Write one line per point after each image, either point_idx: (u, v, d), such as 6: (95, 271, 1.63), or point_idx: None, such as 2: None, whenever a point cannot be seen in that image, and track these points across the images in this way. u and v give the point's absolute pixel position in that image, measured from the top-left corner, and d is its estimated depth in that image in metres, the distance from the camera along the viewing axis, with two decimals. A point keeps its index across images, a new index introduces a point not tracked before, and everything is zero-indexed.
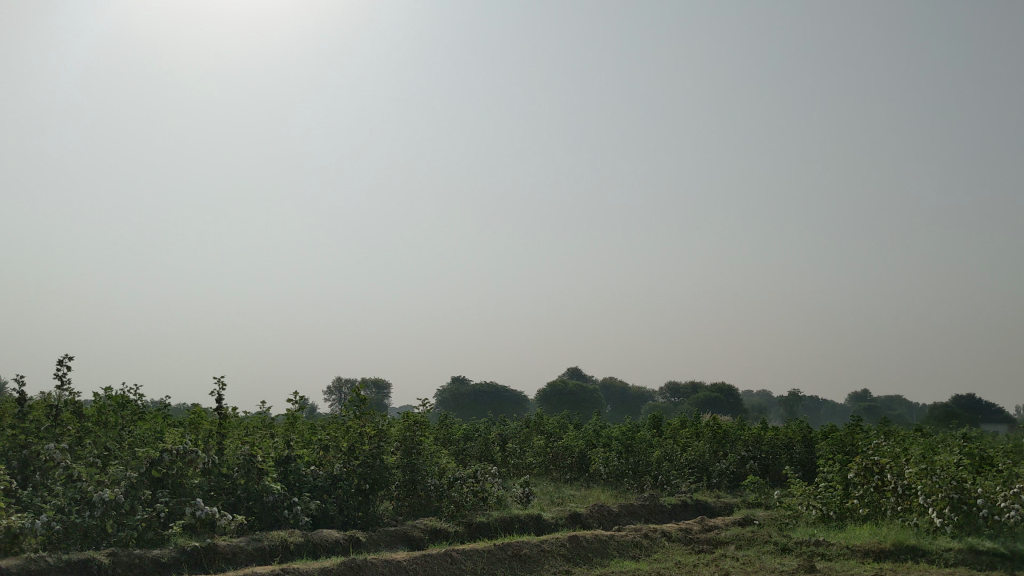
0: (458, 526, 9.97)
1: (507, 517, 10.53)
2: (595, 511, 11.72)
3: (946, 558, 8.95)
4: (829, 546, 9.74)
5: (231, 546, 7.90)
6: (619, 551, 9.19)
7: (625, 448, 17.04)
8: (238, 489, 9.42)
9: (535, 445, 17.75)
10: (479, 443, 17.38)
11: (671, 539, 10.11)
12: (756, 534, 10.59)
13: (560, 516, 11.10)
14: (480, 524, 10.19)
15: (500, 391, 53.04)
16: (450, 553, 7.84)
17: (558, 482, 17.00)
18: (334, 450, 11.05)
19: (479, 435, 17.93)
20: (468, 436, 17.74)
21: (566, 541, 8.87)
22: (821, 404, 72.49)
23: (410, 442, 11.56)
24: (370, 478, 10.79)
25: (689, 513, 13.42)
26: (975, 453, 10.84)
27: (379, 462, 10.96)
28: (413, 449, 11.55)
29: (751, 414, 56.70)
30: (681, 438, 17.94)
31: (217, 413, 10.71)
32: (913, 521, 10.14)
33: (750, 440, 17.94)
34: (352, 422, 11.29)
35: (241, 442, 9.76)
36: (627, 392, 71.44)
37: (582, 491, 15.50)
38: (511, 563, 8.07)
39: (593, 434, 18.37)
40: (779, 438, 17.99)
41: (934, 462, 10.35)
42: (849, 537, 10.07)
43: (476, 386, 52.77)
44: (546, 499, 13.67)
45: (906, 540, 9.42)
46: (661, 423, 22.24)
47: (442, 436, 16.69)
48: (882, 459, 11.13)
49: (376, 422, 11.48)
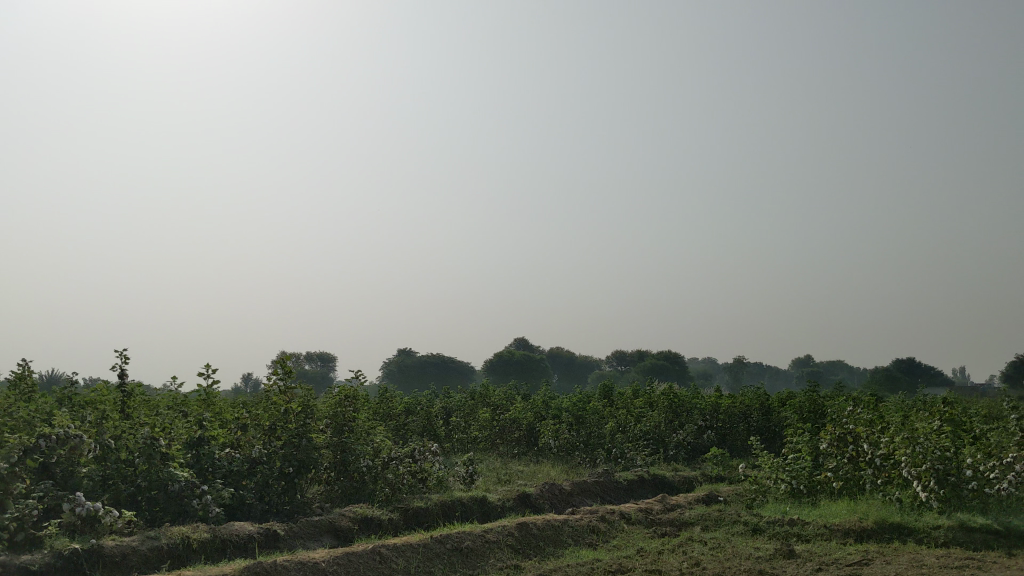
0: (392, 513, 8.89)
1: (449, 502, 9.46)
2: (546, 490, 10.71)
3: (936, 538, 8.10)
4: (805, 526, 8.84)
5: (121, 547, 6.74)
6: (573, 538, 8.16)
7: (576, 420, 16.04)
8: (138, 478, 8.20)
9: (480, 418, 16.71)
10: (421, 418, 16.26)
11: (630, 522, 9.13)
12: (724, 515, 9.60)
13: (507, 498, 10.08)
14: (418, 510, 9.10)
15: (447, 362, 52.08)
16: (379, 550, 6.70)
17: (506, 457, 15.95)
18: (256, 429, 9.85)
19: (422, 408, 16.83)
20: (409, 410, 16.60)
21: (513, 529, 7.80)
22: (764, 370, 72.97)
23: (342, 420, 10.45)
24: (295, 460, 9.64)
25: (646, 488, 12.48)
26: (955, 420, 10.03)
27: (306, 441, 9.84)
28: (345, 427, 10.45)
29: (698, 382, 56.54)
30: (634, 408, 16.94)
31: (119, 390, 9.41)
32: (895, 496, 9.32)
33: (707, 411, 17.19)
34: (274, 397, 10.01)
35: (142, 424, 8.51)
36: (573, 361, 70.86)
37: (531, 467, 14.49)
38: (450, 559, 6.98)
39: (542, 406, 17.38)
40: (737, 406, 17.36)
41: (916, 430, 9.53)
42: (826, 514, 9.20)
43: (421, 358, 51.64)
44: (492, 477, 12.64)
45: (889, 517, 8.58)
46: (611, 392, 21.35)
47: (381, 411, 15.53)
48: (856, 429, 10.23)
49: (303, 397, 10.22)
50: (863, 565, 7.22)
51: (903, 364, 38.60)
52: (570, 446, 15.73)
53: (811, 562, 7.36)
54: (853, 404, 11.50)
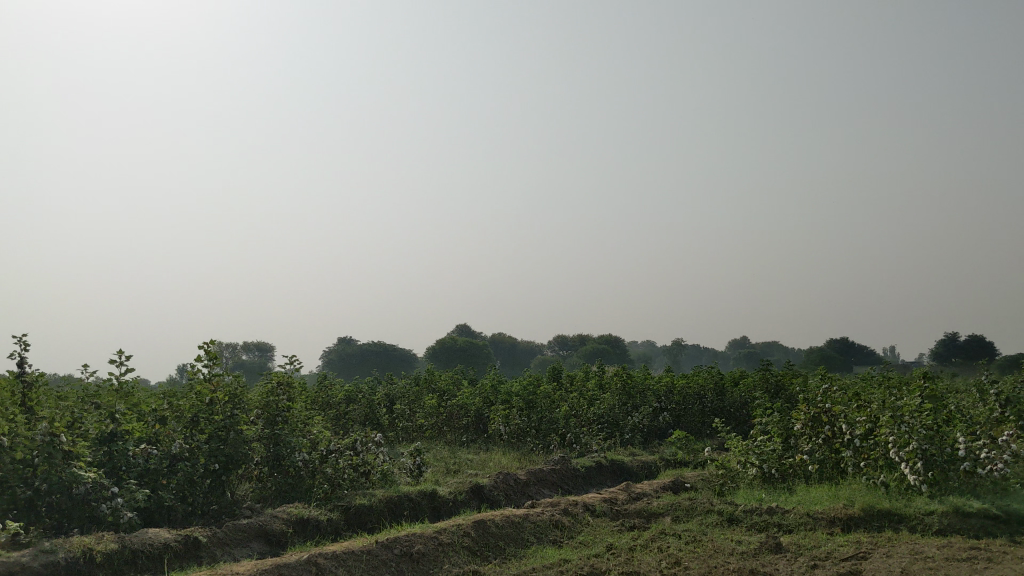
0: (331, 513, 7.97)
1: (395, 498, 8.57)
2: (500, 481, 9.88)
3: (929, 525, 7.47)
4: (785, 514, 8.15)
5: (9, 564, 5.69)
6: (537, 536, 7.31)
7: (527, 405, 15.23)
8: (36, 480, 7.09)
9: (426, 405, 15.85)
10: (363, 406, 15.31)
11: (595, 515, 8.32)
12: (696, 503, 8.80)
13: (459, 491, 9.22)
14: (361, 508, 8.20)
15: (388, 350, 51.00)
16: (315, 561, 5.76)
17: (453, 446, 15.05)
18: (176, 422, 8.74)
19: (363, 394, 15.87)
20: (349, 399, 15.63)
21: (469, 528, 6.92)
22: (703, 354, 73.32)
23: (274, 411, 9.47)
24: (222, 455, 8.62)
25: (605, 476, 11.72)
26: (936, 396, 9.42)
27: (235, 435, 8.84)
28: (277, 418, 9.48)
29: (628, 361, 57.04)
30: (587, 391, 16.17)
31: (19, 379, 8.28)
32: (879, 480, 8.65)
33: (661, 392, 16.53)
34: (198, 385, 9.01)
35: (41, 419, 7.39)
36: (515, 347, 70.27)
37: (482, 455, 13.65)
38: (399, 566, 6.09)
39: (491, 390, 16.53)
40: (691, 387, 16.77)
41: (900, 409, 8.88)
42: (805, 501, 8.51)
43: (362, 345, 50.47)
44: (441, 468, 11.73)
45: (877, 503, 7.92)
46: (560, 374, 20.61)
47: (320, 399, 14.54)
48: (835, 408, 9.53)
49: (230, 384, 9.24)
50: (859, 558, 6.51)
51: (839, 344, 38.70)
52: (521, 432, 14.87)
53: (802, 557, 6.60)
54: (825, 382, 10.86)
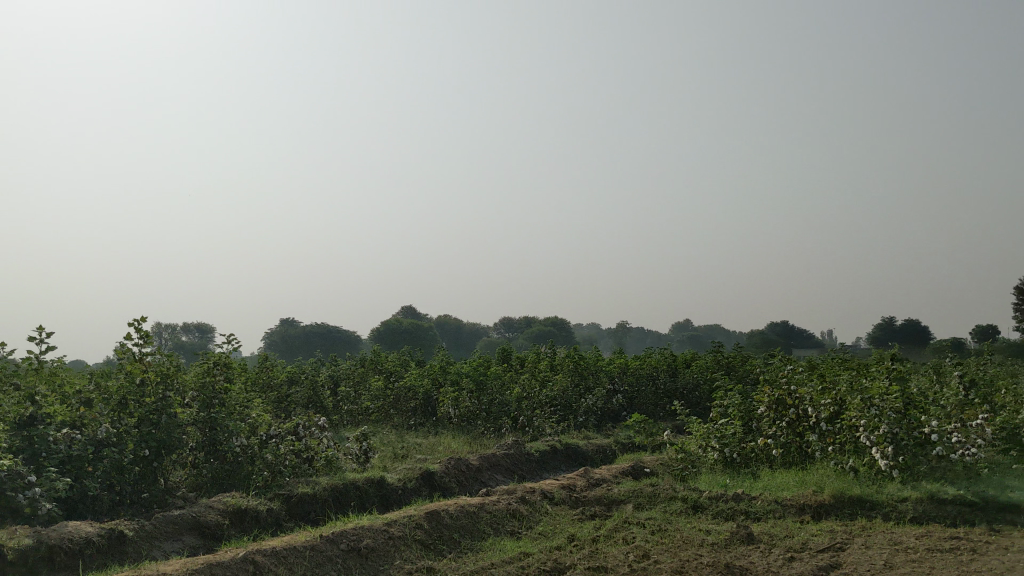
0: (271, 502, 7.42)
1: (341, 486, 8.04)
2: (451, 466, 9.39)
3: (903, 512, 7.18)
4: (752, 501, 7.80)
5: None
6: (493, 526, 6.85)
7: (477, 387, 14.75)
8: None
9: (372, 387, 15.30)
10: (306, 388, 14.73)
11: (554, 503, 7.88)
12: (659, 489, 8.39)
13: (409, 478, 8.72)
14: (304, 497, 7.67)
15: (332, 332, 50.14)
16: (253, 559, 5.22)
17: (401, 429, 14.53)
18: (103, 404, 8.06)
19: (306, 376, 15.25)
20: (292, 380, 15.03)
21: (421, 520, 6.42)
22: (648, 338, 73.62)
23: (210, 393, 8.87)
24: (153, 441, 8.02)
25: (559, 460, 11.30)
26: (903, 379, 9.13)
27: (167, 418, 8.23)
28: (214, 401, 8.89)
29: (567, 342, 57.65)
30: (539, 372, 15.73)
31: None
32: (847, 465, 8.33)
33: (614, 374, 16.18)
34: (128, 365, 8.39)
35: None
36: (461, 329, 69.75)
37: (431, 439, 13.16)
38: (345, 563, 5.58)
39: (440, 371, 16.01)
40: (644, 368, 16.45)
41: (868, 391, 8.57)
42: (772, 487, 8.17)
43: (305, 327, 49.53)
44: (389, 453, 11.22)
45: (848, 490, 7.61)
46: (510, 356, 20.15)
47: (262, 380, 13.93)
48: (800, 389, 9.19)
49: (162, 364, 8.63)
50: (836, 549, 6.16)
51: (783, 328, 38.95)
52: (471, 415, 14.40)
53: (777, 548, 6.23)
54: (787, 363, 10.55)
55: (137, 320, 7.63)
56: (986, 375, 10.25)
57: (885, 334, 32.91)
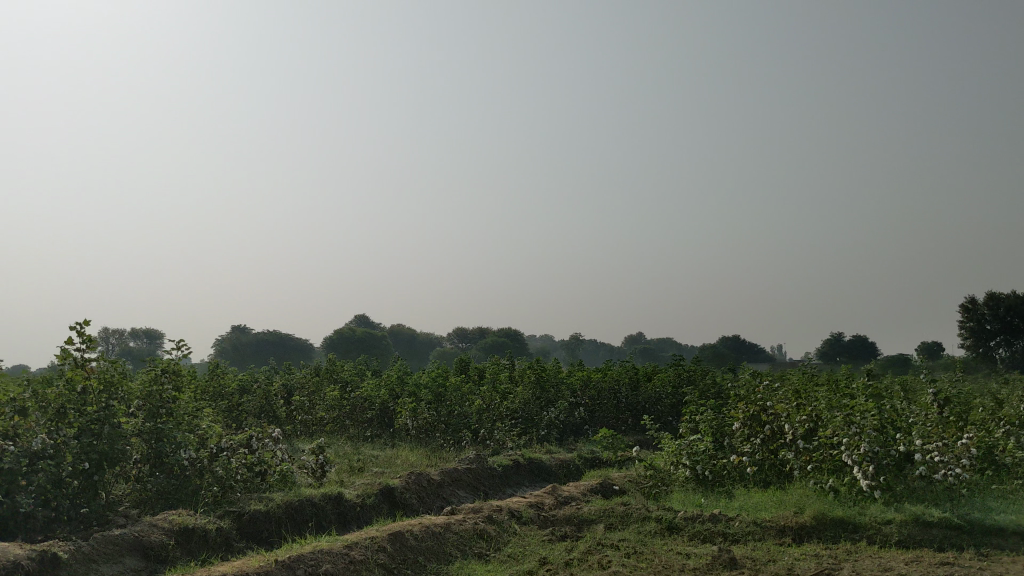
0: (221, 521, 6.93)
1: (296, 503, 7.57)
2: (411, 481, 8.95)
3: (888, 536, 6.90)
4: (730, 523, 7.47)
5: None
6: (460, 549, 6.43)
7: (436, 398, 14.29)
8: None
9: (327, 397, 14.78)
10: (258, 397, 14.17)
11: (522, 522, 7.48)
12: (631, 508, 8.01)
13: (368, 494, 8.27)
14: (257, 515, 7.19)
15: (284, 339, 49.28)
16: None
17: (356, 441, 14.04)
18: (40, 413, 7.49)
19: (259, 384, 14.68)
20: (243, 389, 14.45)
21: (384, 542, 5.98)
22: (601, 349, 73.59)
23: (157, 403, 8.34)
24: (95, 453, 7.48)
25: (523, 475, 10.89)
26: (881, 396, 8.88)
27: (110, 429, 7.70)
28: (160, 410, 8.37)
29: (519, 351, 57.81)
30: (500, 383, 15.31)
31: None
32: (825, 485, 8.04)
33: (576, 386, 15.81)
34: (69, 372, 7.86)
35: None
36: (414, 339, 69.10)
37: (388, 451, 12.68)
38: None
39: (397, 381, 15.52)
40: (606, 381, 16.12)
41: (848, 409, 8.29)
42: (750, 508, 7.85)
43: (256, 334, 48.60)
44: (344, 466, 10.74)
45: (829, 512, 7.31)
46: (467, 366, 19.72)
47: (212, 389, 13.36)
48: (776, 405, 8.89)
49: (105, 371, 8.11)
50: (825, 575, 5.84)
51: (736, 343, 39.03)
52: (429, 427, 13.94)
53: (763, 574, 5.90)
54: (759, 378, 10.26)
55: (79, 323, 7.12)
56: (959, 392, 10.05)
57: (831, 351, 33.02)
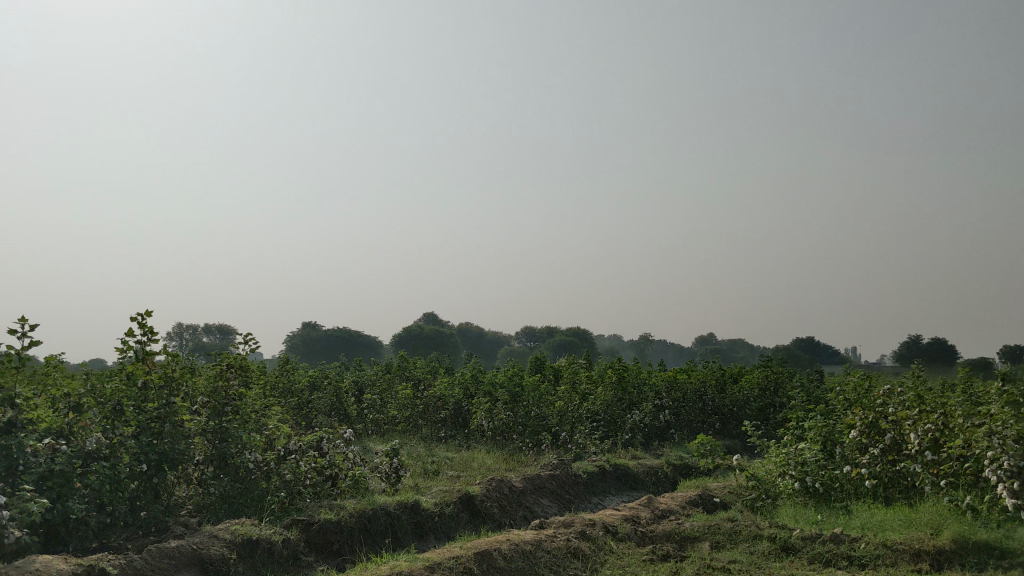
0: (288, 531, 6.30)
1: (369, 510, 6.92)
2: (493, 489, 8.23)
3: None
4: (854, 544, 6.60)
5: None
6: (553, 570, 5.68)
7: (512, 398, 13.56)
8: None
9: (399, 396, 14.19)
10: (329, 394, 13.64)
11: (618, 539, 6.71)
12: (738, 525, 7.18)
13: (446, 503, 7.57)
14: (326, 525, 6.55)
15: (354, 337, 49.20)
16: None
17: (429, 442, 13.42)
18: (96, 410, 6.96)
19: (329, 381, 14.16)
20: (314, 386, 13.96)
21: (470, 563, 5.28)
22: (671, 349, 72.34)
23: (222, 400, 7.79)
24: (153, 454, 6.97)
25: (609, 483, 10.10)
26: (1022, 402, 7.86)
27: (171, 428, 7.18)
28: (226, 409, 7.80)
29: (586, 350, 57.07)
30: (580, 383, 14.51)
31: None
32: (962, 503, 7.08)
33: (660, 387, 14.92)
34: (128, 367, 7.33)
35: None
36: (483, 337, 68.69)
37: (463, 453, 12.00)
38: None
39: (471, 380, 14.86)
40: (692, 383, 15.20)
41: (987, 416, 7.31)
42: (874, 527, 6.95)
43: (327, 331, 48.59)
44: (418, 469, 10.08)
45: (972, 535, 6.38)
46: (543, 365, 18.98)
47: (281, 385, 12.86)
48: (900, 412, 7.95)
49: (167, 366, 7.55)
50: None
51: (808, 345, 37.78)
52: (506, 428, 13.23)
53: None
54: (873, 383, 9.32)
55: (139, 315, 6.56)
56: None
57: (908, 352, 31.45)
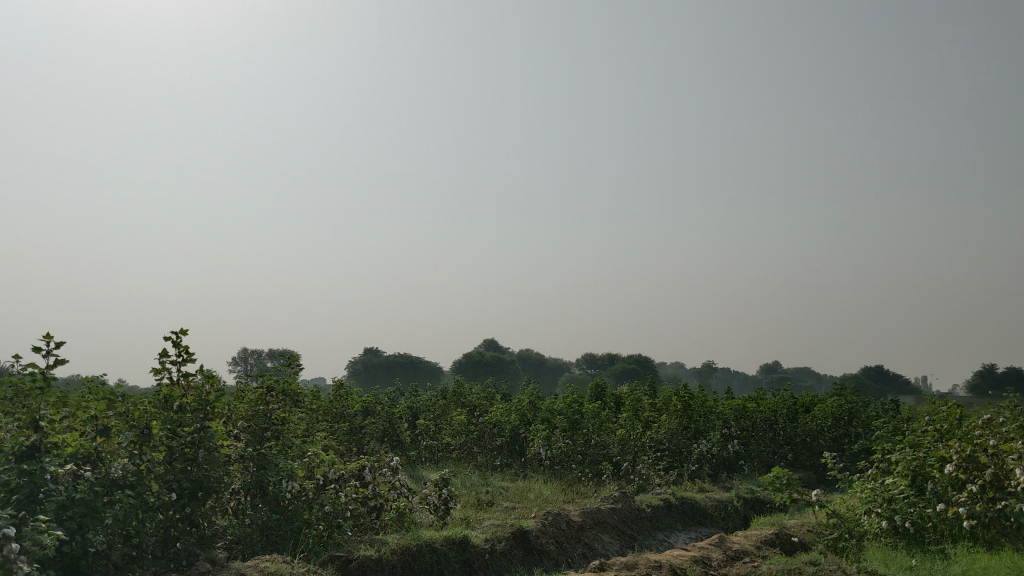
0: (322, 569, 5.76)
1: (413, 547, 6.36)
2: (549, 524, 7.61)
3: None
4: None
5: None
6: None
7: (571, 426, 12.91)
8: None
9: (454, 421, 13.65)
10: (382, 419, 13.13)
11: None
12: (824, 569, 6.43)
13: (497, 538, 6.99)
14: (365, 561, 5.99)
15: (414, 362, 48.96)
16: None
17: (485, 470, 12.84)
18: (127, 433, 6.46)
19: (382, 406, 13.66)
20: (367, 411, 13.46)
21: None
22: (735, 376, 70.84)
23: (262, 424, 7.32)
24: (186, 482, 6.51)
25: (674, 519, 9.40)
26: None
27: (205, 454, 6.70)
28: (266, 434, 7.31)
29: (647, 376, 56.06)
30: (643, 412, 13.80)
31: None
32: None
33: (729, 416, 14.12)
34: (163, 389, 6.89)
35: None
36: (543, 364, 68.04)
37: (519, 483, 11.39)
38: None
39: (529, 407, 14.27)
40: (762, 412, 14.39)
41: None
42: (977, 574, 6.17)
43: (387, 357, 48.43)
44: (471, 499, 9.51)
45: None
46: (604, 391, 18.29)
47: (332, 410, 12.40)
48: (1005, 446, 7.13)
49: (204, 388, 7.08)
50: None
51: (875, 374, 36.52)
52: (564, 458, 12.46)
53: None
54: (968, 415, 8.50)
55: (176, 332, 6.07)
56: None
57: (981, 383, 29.98)
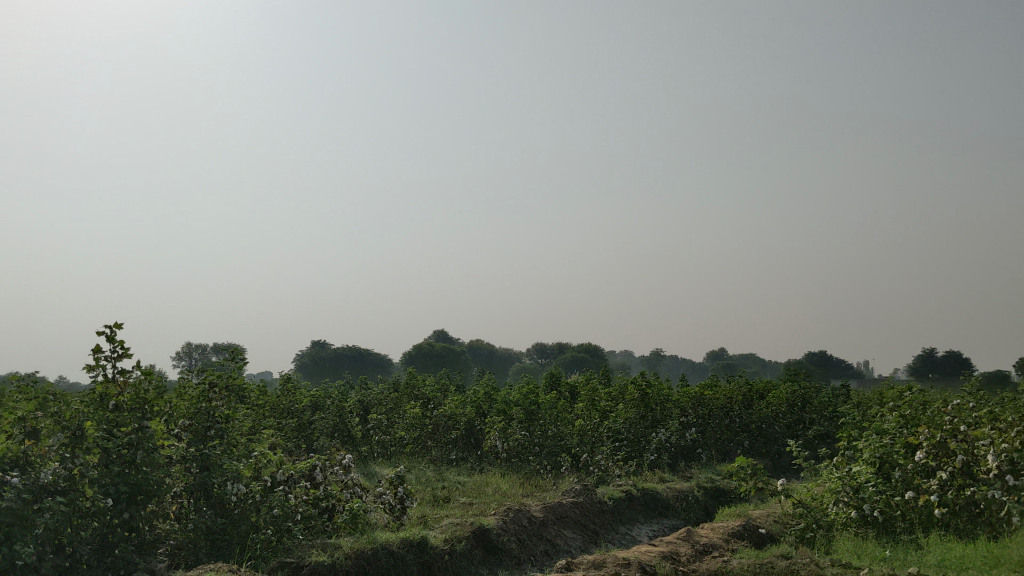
0: None
1: (369, 550, 6.00)
2: (510, 520, 7.31)
3: None
4: None
5: None
6: None
7: (528, 417, 12.63)
8: None
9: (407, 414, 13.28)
10: (332, 414, 12.71)
11: None
12: (797, 562, 6.22)
13: (456, 537, 6.66)
14: (318, 566, 5.62)
15: (362, 354, 48.36)
16: None
17: (439, 464, 12.51)
18: (58, 435, 6.01)
19: (332, 400, 13.23)
20: (316, 406, 13.02)
21: None
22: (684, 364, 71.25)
23: (204, 422, 6.91)
24: (124, 486, 6.07)
25: (636, 511, 9.15)
26: None
27: (144, 456, 6.25)
28: (209, 433, 6.88)
29: (598, 364, 56.06)
30: (600, 401, 13.57)
31: None
32: None
33: (686, 404, 13.94)
34: (98, 387, 6.44)
35: None
36: (493, 354, 67.77)
37: (475, 477, 11.08)
38: None
39: (484, 398, 13.96)
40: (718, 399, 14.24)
41: None
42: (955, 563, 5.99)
43: (335, 350, 47.75)
44: (426, 496, 9.17)
45: None
46: (557, 380, 18.02)
47: (280, 405, 11.95)
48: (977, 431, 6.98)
49: (141, 386, 6.64)
50: None
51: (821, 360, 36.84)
52: (521, 449, 12.22)
53: None
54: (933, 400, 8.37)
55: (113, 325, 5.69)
56: None
57: (926, 367, 30.33)
